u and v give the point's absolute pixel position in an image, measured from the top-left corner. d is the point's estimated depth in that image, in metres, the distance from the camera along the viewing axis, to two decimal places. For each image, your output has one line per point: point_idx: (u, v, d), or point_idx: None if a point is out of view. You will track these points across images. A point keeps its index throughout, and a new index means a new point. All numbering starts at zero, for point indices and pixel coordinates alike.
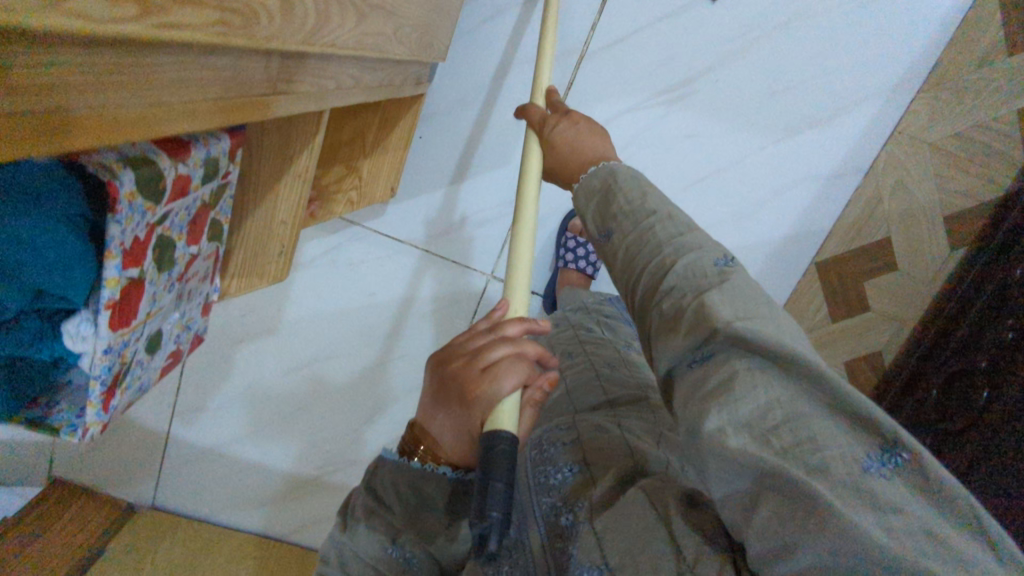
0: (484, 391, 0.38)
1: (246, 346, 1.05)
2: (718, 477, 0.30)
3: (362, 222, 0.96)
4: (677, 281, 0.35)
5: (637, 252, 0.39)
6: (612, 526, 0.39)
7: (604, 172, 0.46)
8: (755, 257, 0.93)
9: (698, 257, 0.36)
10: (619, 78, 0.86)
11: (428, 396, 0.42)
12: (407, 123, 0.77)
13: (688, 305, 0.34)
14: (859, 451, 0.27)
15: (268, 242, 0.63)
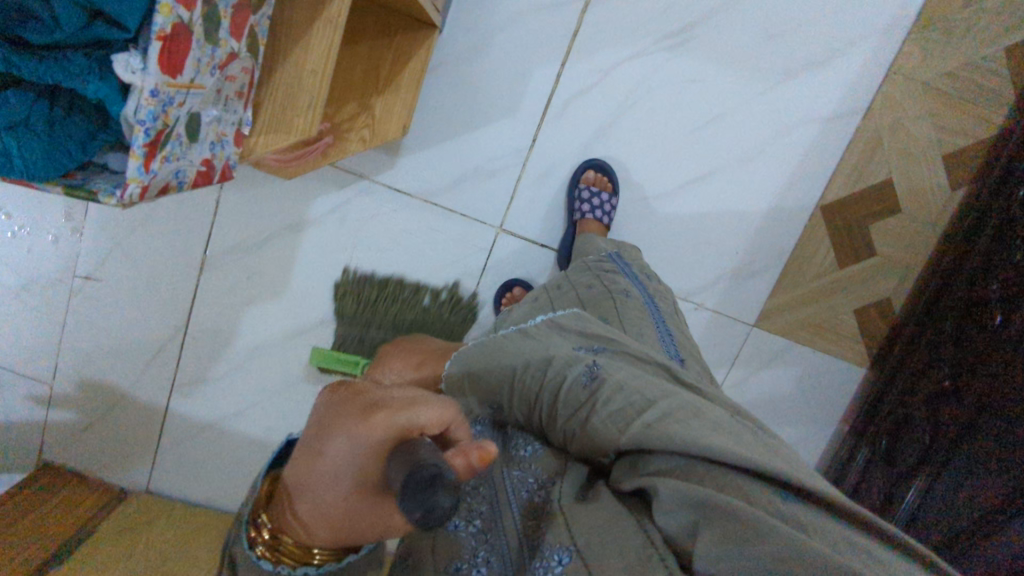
0: (374, 433, 0.33)
1: (249, 312, 1.02)
2: (670, 517, 0.39)
3: (370, 176, 0.95)
4: (565, 416, 0.49)
5: (532, 403, 0.52)
6: (580, 513, 0.42)
7: (460, 363, 0.61)
8: (759, 205, 0.94)
9: (574, 380, 0.50)
10: (623, 25, 0.88)
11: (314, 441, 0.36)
12: (421, 60, 0.79)
13: (581, 432, 0.47)
14: (775, 493, 0.39)
15: (296, 91, 0.57)
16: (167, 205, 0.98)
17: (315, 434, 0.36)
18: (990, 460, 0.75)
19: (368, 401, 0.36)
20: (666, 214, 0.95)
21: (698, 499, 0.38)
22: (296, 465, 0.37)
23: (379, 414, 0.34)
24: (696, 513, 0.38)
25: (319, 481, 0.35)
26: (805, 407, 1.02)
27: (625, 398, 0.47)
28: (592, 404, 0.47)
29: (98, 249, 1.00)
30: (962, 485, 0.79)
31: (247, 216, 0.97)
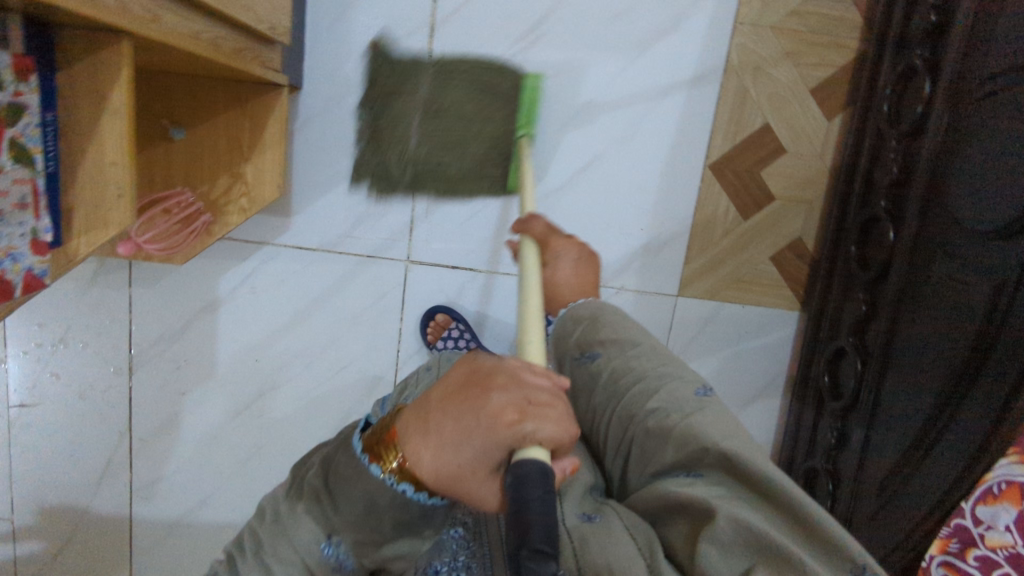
0: (518, 425, 0.39)
1: (187, 401, 1.02)
2: (714, 542, 0.49)
3: (270, 241, 0.96)
4: (665, 405, 0.63)
5: (635, 387, 0.67)
6: (591, 536, 0.54)
7: (592, 307, 0.78)
8: (650, 177, 0.95)
9: (687, 390, 0.64)
10: (473, 40, 0.90)
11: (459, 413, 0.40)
12: (279, 120, 0.81)
13: (680, 425, 0.59)
14: (827, 563, 0.48)
15: (102, 185, 0.50)
16: (81, 315, 0.97)
17: (469, 398, 0.41)
18: (920, 377, 0.74)
19: (512, 392, 0.41)
20: (564, 208, 0.96)
21: (761, 537, 0.48)
22: (444, 409, 0.41)
23: (529, 412, 0.40)
24: (750, 539, 0.49)
25: (457, 436, 0.40)
26: (750, 362, 1.03)
27: (727, 427, 0.59)
28: (705, 410, 0.61)
29: (26, 376, 0.98)
30: (897, 411, 0.78)
31: (164, 307, 0.98)
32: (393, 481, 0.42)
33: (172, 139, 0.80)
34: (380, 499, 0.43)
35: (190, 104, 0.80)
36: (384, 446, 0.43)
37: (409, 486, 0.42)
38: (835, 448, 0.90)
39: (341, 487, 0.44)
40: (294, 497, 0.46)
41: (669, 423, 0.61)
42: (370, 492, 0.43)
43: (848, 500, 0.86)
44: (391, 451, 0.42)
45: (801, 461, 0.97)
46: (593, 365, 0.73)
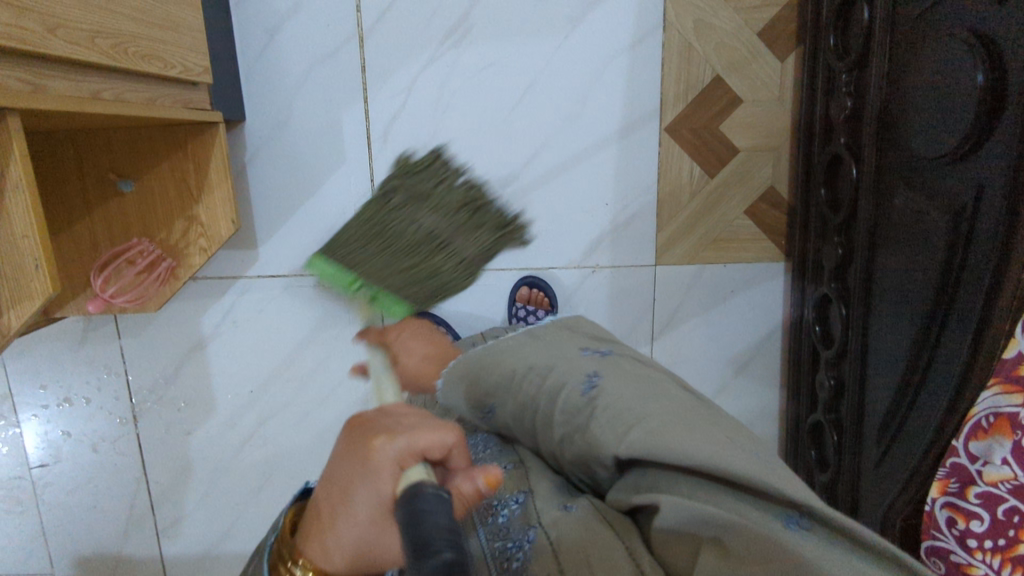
0: (385, 446, 0.39)
1: (193, 440, 1.04)
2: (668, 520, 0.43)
3: (243, 275, 0.97)
4: (566, 427, 0.55)
5: (530, 408, 0.61)
6: (565, 536, 0.47)
7: (465, 361, 0.70)
8: (607, 150, 0.93)
9: (573, 393, 0.57)
10: (404, 43, 0.89)
11: (343, 480, 0.41)
12: (219, 156, 0.80)
13: (582, 436, 0.53)
14: (773, 512, 0.44)
15: (16, 254, 0.50)
16: (79, 373, 1.00)
17: (349, 462, 0.41)
18: (903, 313, 0.71)
19: (380, 424, 0.42)
20: (522, 197, 0.95)
21: (701, 519, 0.42)
22: (331, 475, 0.42)
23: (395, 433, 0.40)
24: (695, 527, 0.42)
25: (343, 494, 0.40)
26: (742, 323, 1.00)
27: (625, 404, 0.53)
28: (595, 410, 0.54)
29: (39, 437, 1.02)
30: (887, 351, 0.75)
31: (153, 354, 1.00)
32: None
33: (123, 193, 0.82)
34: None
35: (134, 156, 0.81)
36: (286, 555, 0.43)
37: None
38: (834, 399, 0.86)
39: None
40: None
41: (578, 445, 0.54)
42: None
43: (852, 453, 0.83)
44: (294, 559, 0.42)
45: (807, 417, 0.94)
46: (498, 419, 0.65)
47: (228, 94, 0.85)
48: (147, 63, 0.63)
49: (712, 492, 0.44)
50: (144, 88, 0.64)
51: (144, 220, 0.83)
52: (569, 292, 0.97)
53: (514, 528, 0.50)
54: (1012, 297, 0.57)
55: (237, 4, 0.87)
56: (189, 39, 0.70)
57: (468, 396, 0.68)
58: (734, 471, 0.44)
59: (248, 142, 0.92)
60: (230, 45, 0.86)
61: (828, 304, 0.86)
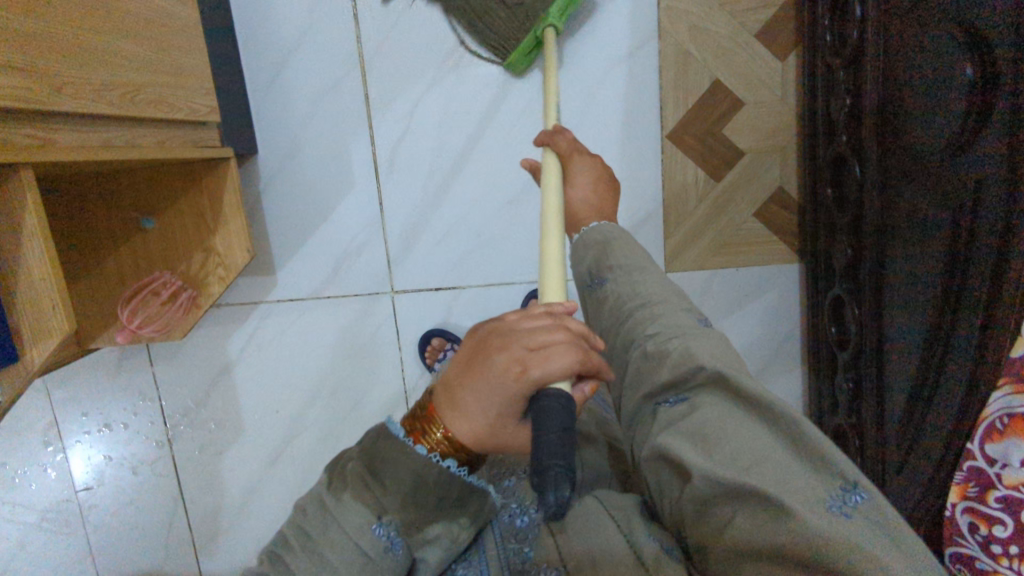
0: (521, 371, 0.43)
1: (224, 460, 1.08)
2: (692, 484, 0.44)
3: (264, 300, 1.00)
4: (668, 326, 0.56)
5: (632, 300, 0.63)
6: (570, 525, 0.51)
7: (603, 230, 0.73)
8: (610, 160, 0.93)
9: (686, 317, 0.58)
10: (404, 68, 0.92)
11: (477, 379, 0.45)
12: (232, 190, 0.84)
13: (676, 347, 0.53)
14: (829, 485, 0.41)
15: (34, 295, 0.54)
16: (117, 400, 1.06)
17: (482, 366, 0.45)
18: (916, 309, 0.69)
19: (514, 345, 0.44)
20: (527, 213, 0.96)
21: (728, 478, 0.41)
22: (468, 376, 0.46)
23: (528, 363, 0.43)
24: (720, 473, 0.42)
25: (480, 393, 0.45)
26: (760, 327, 0.98)
27: (724, 348, 0.53)
28: (702, 334, 0.54)
29: (85, 462, 1.08)
30: (902, 350, 0.72)
31: (183, 379, 1.05)
32: (438, 458, 0.48)
33: (145, 229, 0.86)
34: (424, 474, 0.48)
35: (153, 195, 0.85)
36: (425, 427, 0.48)
37: (452, 462, 0.48)
38: (855, 401, 0.83)
39: (388, 467, 0.48)
40: (337, 487, 0.49)
41: (666, 345, 0.54)
42: (418, 470, 0.48)
43: (875, 461, 0.79)
44: (435, 430, 0.48)
45: (829, 424, 0.91)
46: (603, 290, 0.67)
47: (239, 129, 0.89)
48: (154, 108, 0.67)
49: (770, 457, 0.42)
50: (154, 130, 0.68)
51: (165, 252, 0.87)
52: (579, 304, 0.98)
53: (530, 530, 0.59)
54: (1013, 296, 0.56)
55: (245, 44, 0.91)
56: (195, 81, 0.74)
57: (589, 258, 0.71)
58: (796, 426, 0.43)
59: (262, 172, 0.95)
60: (239, 84, 0.90)
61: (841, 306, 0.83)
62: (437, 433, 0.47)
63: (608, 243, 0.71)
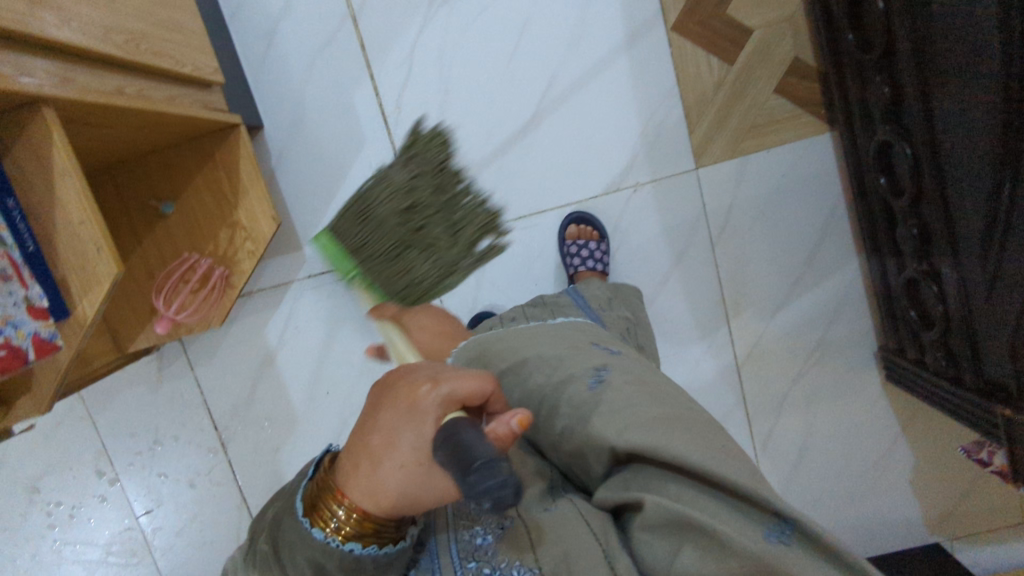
0: (412, 410, 0.39)
1: (282, 456, 1.04)
2: (650, 552, 0.44)
3: (295, 278, 0.97)
4: (569, 419, 0.52)
5: (532, 402, 0.57)
6: (546, 529, 0.46)
7: (472, 343, 0.69)
8: (618, 64, 0.91)
9: (580, 387, 0.53)
10: (395, 12, 0.90)
11: (382, 424, 0.40)
12: (247, 159, 0.81)
13: (586, 433, 0.49)
14: (757, 523, 0.42)
15: (77, 241, 0.51)
16: (164, 412, 1.03)
17: (382, 408, 0.41)
18: (975, 125, 0.65)
19: (422, 372, 0.42)
20: (545, 134, 0.93)
21: (681, 523, 0.42)
22: (378, 418, 0.41)
23: (439, 378, 0.40)
24: (677, 528, 0.43)
25: (391, 429, 0.40)
26: (803, 206, 0.95)
27: (635, 400, 0.49)
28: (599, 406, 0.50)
29: (141, 485, 1.04)
30: (967, 173, 0.68)
31: (226, 380, 1.02)
32: (336, 542, 0.41)
33: (165, 216, 0.84)
34: (327, 560, 0.42)
35: (169, 178, 0.83)
36: (321, 506, 0.42)
37: (355, 544, 0.41)
38: (923, 246, 0.79)
39: (289, 549, 0.43)
40: (248, 560, 0.45)
41: (575, 438, 0.50)
42: (316, 555, 0.42)
43: (960, 300, 0.76)
44: (336, 507, 0.41)
45: (897, 283, 0.87)
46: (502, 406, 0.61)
47: (241, 101, 0.87)
48: (161, 59, 0.65)
49: (710, 509, 0.43)
50: (162, 85, 0.66)
51: (190, 237, 0.85)
52: (615, 217, 0.95)
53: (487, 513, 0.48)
54: None
55: (234, 20, 0.90)
56: (194, 38, 0.72)
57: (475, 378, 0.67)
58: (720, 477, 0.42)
59: (273, 146, 0.93)
60: (234, 57, 0.88)
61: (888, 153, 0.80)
62: (336, 507, 0.41)
63: (481, 352, 0.67)
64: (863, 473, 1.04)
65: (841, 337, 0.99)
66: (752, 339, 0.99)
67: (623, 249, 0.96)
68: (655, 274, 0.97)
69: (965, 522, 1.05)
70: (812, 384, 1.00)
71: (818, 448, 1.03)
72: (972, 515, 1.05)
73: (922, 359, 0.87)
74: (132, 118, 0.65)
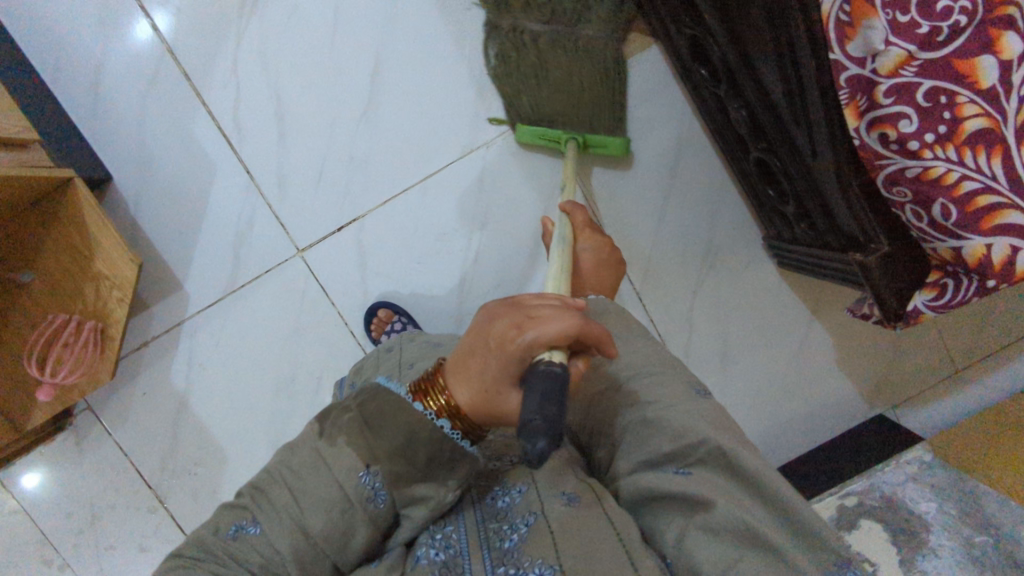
0: (511, 340, 0.45)
1: (222, 496, 1.03)
2: (706, 551, 0.49)
3: (185, 318, 0.98)
4: (666, 396, 0.60)
5: (631, 395, 0.62)
6: (567, 531, 0.51)
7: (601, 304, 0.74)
8: (435, 31, 0.94)
9: (684, 389, 0.62)
10: (209, 36, 0.92)
11: (479, 346, 0.47)
12: (90, 208, 0.82)
13: (676, 423, 0.57)
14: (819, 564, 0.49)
15: None
16: (93, 484, 1.01)
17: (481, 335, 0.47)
18: None
19: (519, 309, 0.47)
20: (387, 116, 0.95)
21: (748, 535, 0.49)
22: (477, 342, 0.48)
23: (532, 321, 0.45)
24: (737, 540, 0.49)
25: (484, 360, 0.47)
26: (650, 121, 0.97)
27: (718, 423, 0.57)
28: (701, 402, 0.60)
29: (90, 563, 1.02)
30: (752, 41, 0.70)
31: (145, 435, 1.01)
32: (433, 416, 0.48)
33: (26, 284, 0.84)
34: (418, 430, 0.48)
35: (22, 247, 0.83)
36: (427, 392, 0.49)
37: (446, 423, 0.48)
38: (753, 124, 0.81)
39: (382, 419, 0.48)
40: (329, 431, 0.49)
41: (665, 425, 0.57)
42: (412, 425, 0.48)
43: (795, 164, 0.77)
44: (439, 396, 0.48)
45: (750, 168, 0.89)
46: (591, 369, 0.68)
47: (77, 155, 0.87)
48: None
49: (769, 525, 0.50)
50: None
51: (56, 298, 0.84)
52: (478, 178, 0.97)
53: (515, 512, 0.54)
54: None
55: (53, 82, 0.91)
56: None
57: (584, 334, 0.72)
58: (797, 512, 0.50)
59: (125, 193, 0.94)
60: (60, 116, 0.89)
61: (699, 44, 0.82)
62: (440, 397, 0.48)
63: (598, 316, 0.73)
64: (788, 364, 1.05)
65: (724, 235, 1.01)
66: (644, 259, 1.00)
67: (494, 206, 0.97)
68: (532, 221, 0.98)
69: (900, 386, 1.06)
70: (711, 286, 1.02)
71: (738, 352, 1.04)
72: (901, 379, 1.06)
73: (793, 237, 0.89)
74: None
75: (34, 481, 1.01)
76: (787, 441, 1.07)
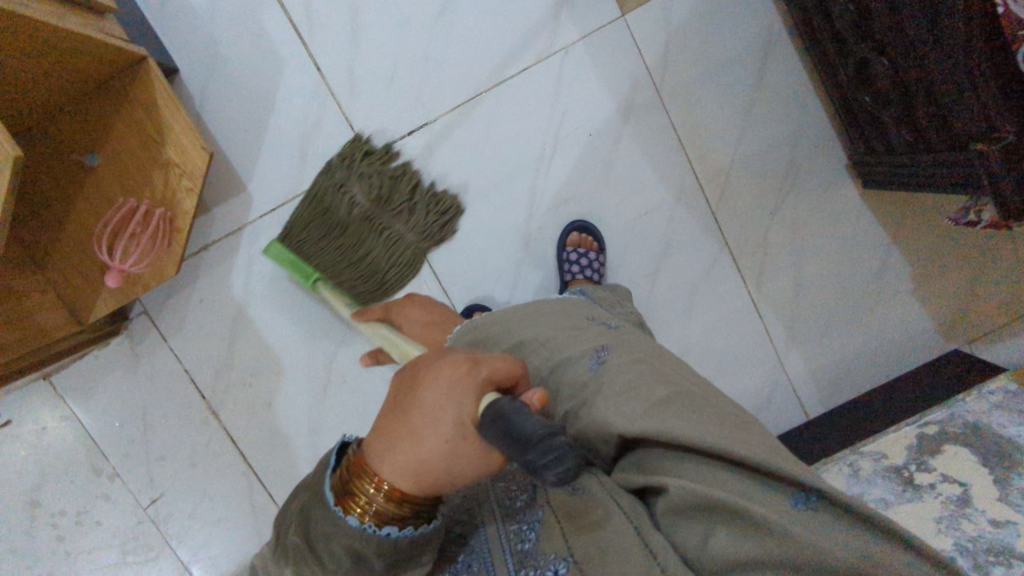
0: (451, 393, 0.37)
1: (279, 409, 1.01)
2: (682, 534, 0.44)
3: (247, 222, 0.95)
4: (570, 402, 0.54)
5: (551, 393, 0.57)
6: (574, 518, 0.46)
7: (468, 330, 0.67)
8: None
9: (581, 367, 0.56)
10: None
11: (420, 405, 0.38)
12: (161, 90, 0.78)
13: (590, 421, 0.52)
14: (781, 495, 0.43)
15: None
16: (146, 392, 0.99)
17: (405, 400, 0.39)
18: None
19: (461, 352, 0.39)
20: (463, 16, 0.91)
21: (707, 502, 0.43)
22: (418, 394, 0.38)
23: (477, 360, 0.39)
24: (700, 507, 0.43)
25: (431, 410, 0.37)
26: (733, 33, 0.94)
27: (625, 388, 0.52)
28: (602, 382, 0.53)
29: (141, 474, 1.00)
30: None
31: (202, 344, 0.98)
32: (373, 527, 0.39)
33: (93, 167, 0.81)
34: (361, 543, 0.39)
35: (89, 129, 0.80)
36: (354, 492, 0.39)
37: (391, 526, 0.39)
38: (859, 20, 0.77)
39: (322, 538, 0.39)
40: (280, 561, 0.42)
41: (581, 424, 0.53)
42: (352, 540, 0.39)
43: (903, 59, 0.73)
44: (371, 487, 0.38)
45: (846, 74, 0.85)
46: None
47: (147, 41, 0.84)
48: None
49: (727, 480, 0.44)
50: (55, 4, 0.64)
51: (123, 185, 0.81)
52: (554, 85, 0.93)
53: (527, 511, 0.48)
54: None
55: None
56: None
57: None
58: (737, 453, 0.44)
59: (191, 88, 0.90)
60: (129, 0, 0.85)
61: None
62: (370, 488, 0.38)
63: (480, 338, 0.65)
64: (863, 293, 1.02)
65: (803, 155, 0.98)
66: (721, 178, 0.97)
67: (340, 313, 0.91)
68: (608, 132, 0.95)
69: (975, 318, 1.04)
70: (789, 208, 0.99)
71: (812, 279, 1.00)
72: (975, 314, 1.04)
73: (890, 146, 0.86)
74: (38, 49, 0.64)
75: (90, 392, 0.98)
76: (854, 372, 1.04)
